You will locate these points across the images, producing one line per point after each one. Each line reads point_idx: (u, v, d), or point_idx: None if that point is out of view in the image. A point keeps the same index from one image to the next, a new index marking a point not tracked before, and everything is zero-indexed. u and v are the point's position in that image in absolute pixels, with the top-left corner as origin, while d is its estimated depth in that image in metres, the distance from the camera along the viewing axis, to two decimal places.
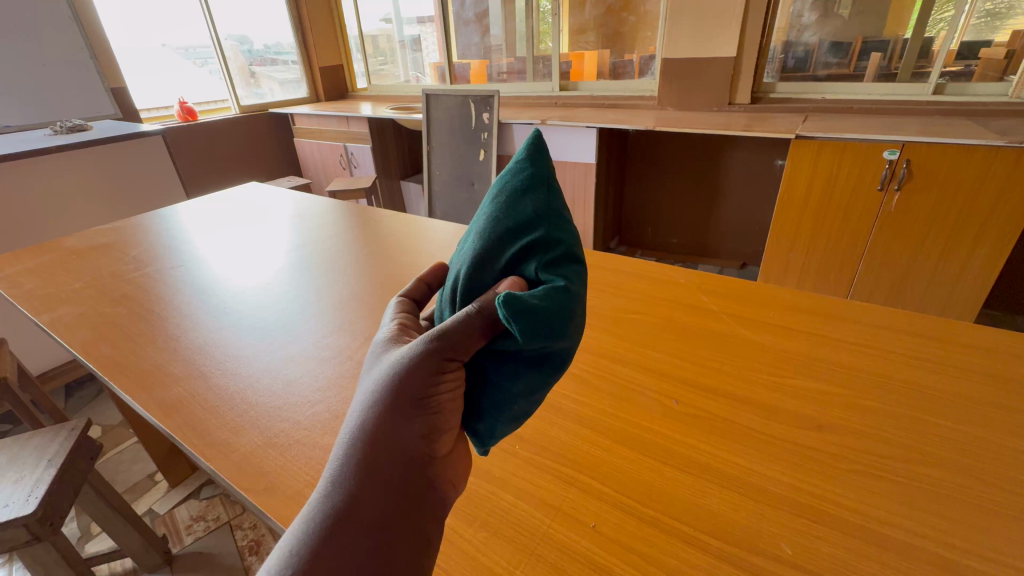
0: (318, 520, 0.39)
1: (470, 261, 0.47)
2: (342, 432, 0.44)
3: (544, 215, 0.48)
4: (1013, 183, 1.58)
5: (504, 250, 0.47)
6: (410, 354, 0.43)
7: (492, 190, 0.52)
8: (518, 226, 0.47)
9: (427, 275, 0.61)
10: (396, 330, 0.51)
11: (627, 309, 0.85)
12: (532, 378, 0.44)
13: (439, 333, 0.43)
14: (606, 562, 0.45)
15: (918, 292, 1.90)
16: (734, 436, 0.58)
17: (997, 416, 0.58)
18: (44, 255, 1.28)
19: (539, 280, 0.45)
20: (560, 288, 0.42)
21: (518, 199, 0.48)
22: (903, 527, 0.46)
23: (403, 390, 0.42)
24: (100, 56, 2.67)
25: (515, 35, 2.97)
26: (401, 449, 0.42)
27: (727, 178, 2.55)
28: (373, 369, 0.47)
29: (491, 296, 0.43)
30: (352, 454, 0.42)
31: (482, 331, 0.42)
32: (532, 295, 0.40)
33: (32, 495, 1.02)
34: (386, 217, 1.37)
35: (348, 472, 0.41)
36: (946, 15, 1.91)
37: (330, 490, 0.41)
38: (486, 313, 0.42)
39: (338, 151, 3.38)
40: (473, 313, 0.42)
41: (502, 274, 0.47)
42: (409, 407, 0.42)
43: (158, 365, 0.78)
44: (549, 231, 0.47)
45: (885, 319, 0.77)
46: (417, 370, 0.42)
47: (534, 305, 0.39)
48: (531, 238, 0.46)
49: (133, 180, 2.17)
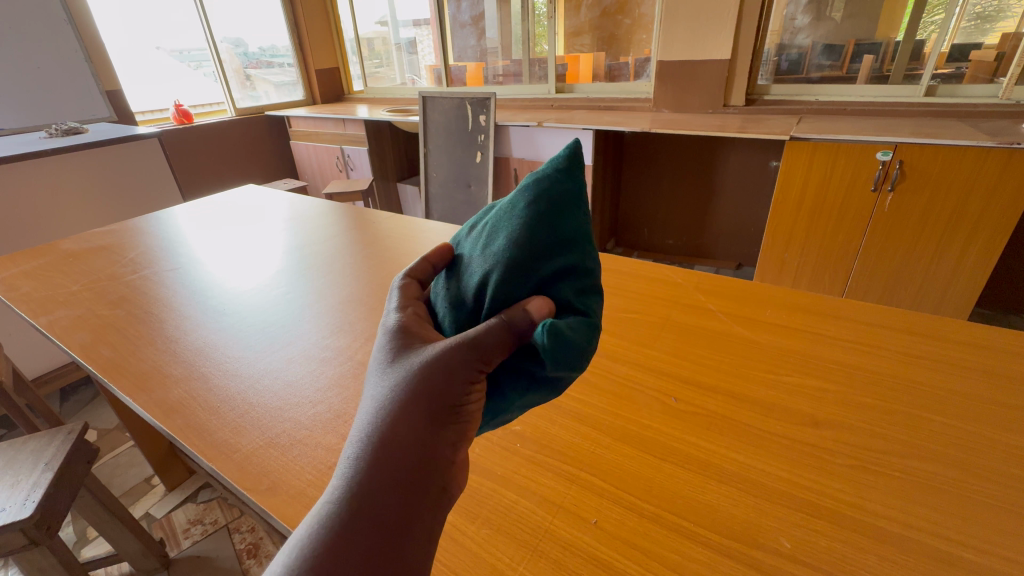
0: (343, 519, 0.38)
1: (508, 268, 0.48)
2: (361, 427, 0.44)
3: (579, 242, 0.50)
4: (1004, 182, 1.60)
5: (540, 267, 0.48)
6: (441, 356, 0.44)
7: (527, 194, 0.52)
8: (553, 245, 0.49)
9: (434, 256, 0.58)
10: (407, 321, 0.51)
11: (625, 309, 0.85)
12: (538, 395, 0.48)
13: (474, 341, 0.44)
14: (610, 559, 0.45)
15: (912, 291, 1.92)
16: (732, 434, 0.58)
17: (992, 412, 0.58)
18: (40, 258, 1.27)
19: (570, 305, 0.48)
20: (589, 321, 0.47)
21: (559, 218, 0.50)
22: (897, 520, 0.47)
23: (434, 394, 0.43)
24: (94, 59, 2.67)
25: (511, 38, 2.99)
26: (426, 451, 0.42)
27: (722, 180, 2.57)
28: (393, 364, 0.46)
29: (522, 311, 0.45)
30: (377, 452, 0.41)
31: (513, 343, 0.45)
32: (571, 328, 0.44)
33: (29, 499, 1.01)
34: (385, 218, 1.38)
35: (372, 471, 0.40)
36: (936, 17, 1.93)
37: (354, 488, 0.40)
38: (516, 327, 0.44)
39: (334, 154, 3.38)
40: (505, 326, 0.44)
41: (534, 291, 0.48)
42: (438, 411, 0.43)
43: (157, 366, 0.78)
44: (583, 259, 0.50)
45: (881, 318, 0.78)
46: (452, 375, 0.43)
47: (572, 339, 0.43)
48: (567, 263, 0.49)
49: (128, 182, 2.16)
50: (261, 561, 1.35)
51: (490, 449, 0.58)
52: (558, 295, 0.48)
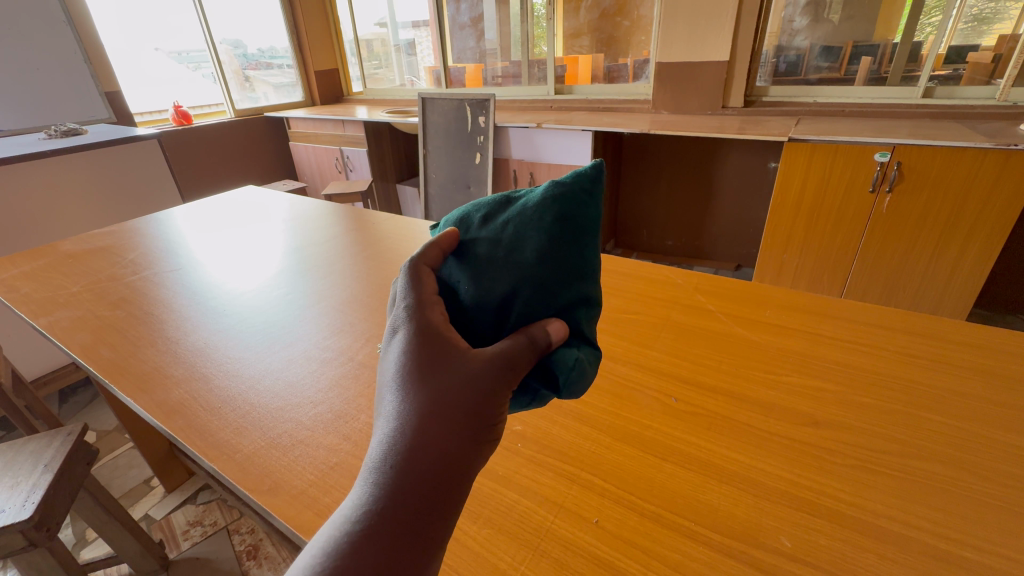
0: (378, 527, 0.38)
1: (536, 290, 0.49)
2: (395, 431, 0.42)
3: (594, 269, 0.53)
4: (1002, 182, 1.61)
5: (563, 291, 0.50)
6: (483, 372, 0.44)
7: (555, 208, 0.51)
8: (577, 272, 0.51)
9: (446, 241, 0.53)
10: (437, 317, 0.48)
11: (626, 310, 0.86)
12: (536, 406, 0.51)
13: (508, 360, 0.45)
14: (612, 559, 0.45)
15: (909, 292, 1.93)
16: (733, 433, 0.58)
17: (992, 412, 0.59)
18: (40, 259, 1.27)
19: (580, 329, 0.51)
20: (595, 351, 0.52)
21: (582, 245, 0.52)
22: (895, 518, 0.48)
23: (473, 408, 0.43)
24: (94, 61, 2.67)
25: (510, 40, 3.00)
26: (460, 463, 0.42)
27: (721, 181, 2.58)
28: (427, 364, 0.45)
29: (544, 331, 0.48)
30: (412, 462, 0.41)
31: (537, 360, 0.47)
32: (585, 358, 0.49)
33: (29, 499, 1.01)
34: (384, 219, 1.38)
35: (406, 478, 0.40)
36: (933, 19, 1.94)
37: (388, 496, 0.40)
38: (538, 344, 0.47)
39: (334, 155, 3.39)
40: (531, 346, 0.46)
41: (555, 312, 0.50)
42: (474, 426, 0.43)
43: (157, 367, 0.78)
44: (595, 287, 0.53)
45: (879, 318, 0.78)
46: (489, 391, 0.44)
47: (586, 371, 0.49)
48: (586, 291, 0.52)
49: (127, 183, 2.16)
50: (260, 563, 1.35)
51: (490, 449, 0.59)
52: (575, 321, 0.51)
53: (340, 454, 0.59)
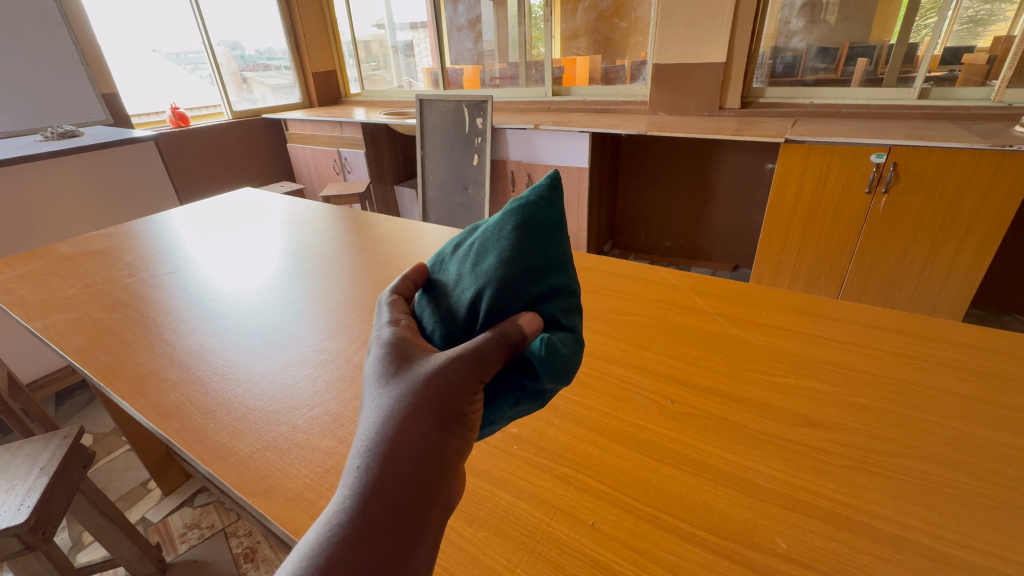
0: (346, 527, 0.38)
1: (499, 288, 0.48)
2: (367, 435, 0.43)
3: (564, 262, 0.52)
4: (998, 182, 1.61)
5: (530, 287, 0.49)
6: (450, 366, 0.44)
7: (514, 218, 0.52)
8: (545, 266, 0.50)
9: (414, 273, 0.58)
10: (404, 333, 0.51)
11: (623, 311, 0.86)
12: (527, 406, 0.49)
13: (473, 351, 0.44)
14: (608, 561, 0.45)
15: (906, 292, 1.93)
16: (730, 435, 0.58)
17: (989, 412, 0.59)
18: (37, 261, 1.27)
19: (558, 322, 0.49)
20: (576, 338, 0.49)
21: (546, 241, 0.51)
22: (892, 518, 0.48)
23: (443, 402, 0.43)
24: (90, 62, 2.67)
25: (508, 41, 3.00)
26: (433, 457, 0.42)
27: (718, 183, 2.59)
28: (397, 372, 0.46)
29: (515, 324, 0.46)
30: (382, 460, 0.41)
31: (509, 356, 0.46)
32: (562, 342, 0.47)
33: (24, 503, 1.01)
34: (381, 221, 1.38)
35: (376, 477, 0.40)
36: (929, 21, 1.95)
37: (357, 496, 0.39)
38: (510, 339, 0.45)
39: (332, 156, 3.39)
40: (501, 337, 0.45)
41: (525, 307, 0.49)
42: (446, 420, 0.43)
43: (154, 371, 0.78)
44: (568, 278, 0.51)
45: (874, 319, 0.79)
46: (456, 385, 0.44)
47: (564, 355, 0.46)
48: (556, 282, 0.50)
49: (124, 185, 2.15)
50: (257, 566, 1.35)
51: (487, 451, 0.59)
52: (548, 311, 0.49)
53: (336, 457, 0.59)
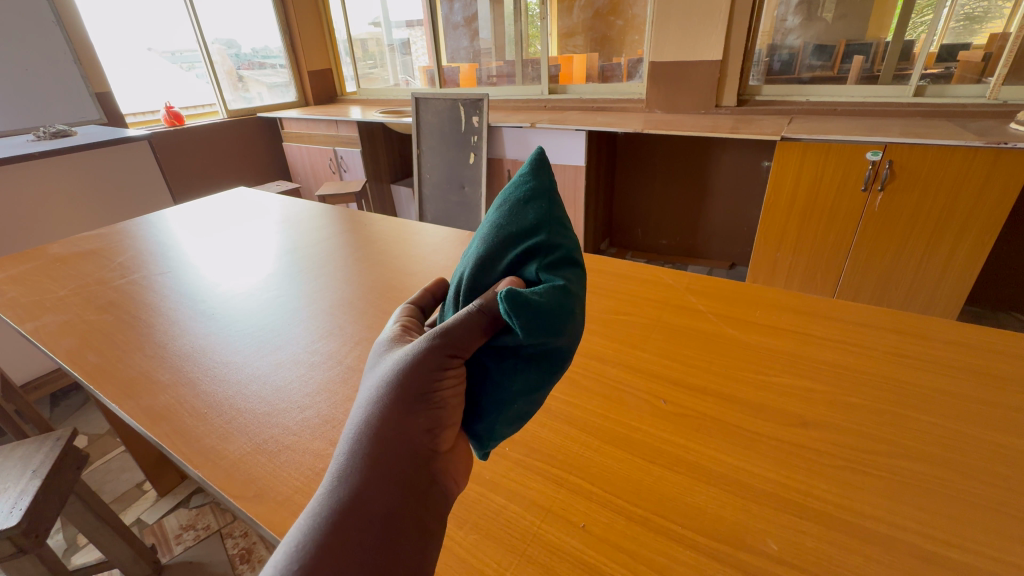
0: (324, 517, 0.39)
1: (474, 262, 0.49)
2: (349, 427, 0.45)
3: (545, 222, 0.49)
4: (993, 180, 1.62)
5: (504, 255, 0.48)
6: (413, 351, 0.44)
7: (496, 201, 0.53)
8: (521, 230, 0.48)
9: (433, 287, 0.61)
10: (399, 332, 0.52)
11: (616, 311, 0.86)
12: (531, 376, 0.45)
13: (441, 331, 0.44)
14: (597, 563, 0.45)
15: (902, 289, 1.93)
16: (719, 434, 0.58)
17: (983, 412, 0.59)
18: (28, 262, 1.26)
19: (540, 279, 0.46)
20: (563, 288, 0.44)
21: (520, 209, 0.49)
22: (883, 519, 0.47)
23: (407, 387, 0.43)
24: (83, 61, 2.65)
25: (504, 39, 2.99)
26: (404, 442, 0.42)
27: (714, 181, 2.59)
28: (377, 366, 0.48)
29: (493, 294, 0.44)
30: (359, 450, 0.42)
31: (488, 331, 0.44)
32: (534, 293, 0.42)
33: (15, 507, 1.00)
34: (378, 221, 1.38)
35: (355, 466, 0.42)
36: (925, 18, 1.96)
37: (336, 485, 0.41)
38: (487, 311, 0.43)
39: (328, 155, 3.37)
40: (476, 310, 0.43)
41: (503, 275, 0.48)
42: (413, 402, 0.43)
43: (145, 373, 0.78)
44: (550, 235, 0.48)
45: (868, 318, 0.78)
46: (423, 367, 0.43)
47: (537, 302, 0.41)
48: (533, 242, 0.47)
49: (118, 185, 2.14)
50: (254, 566, 1.35)
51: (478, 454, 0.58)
52: (528, 273, 0.46)
53: (326, 460, 0.58)
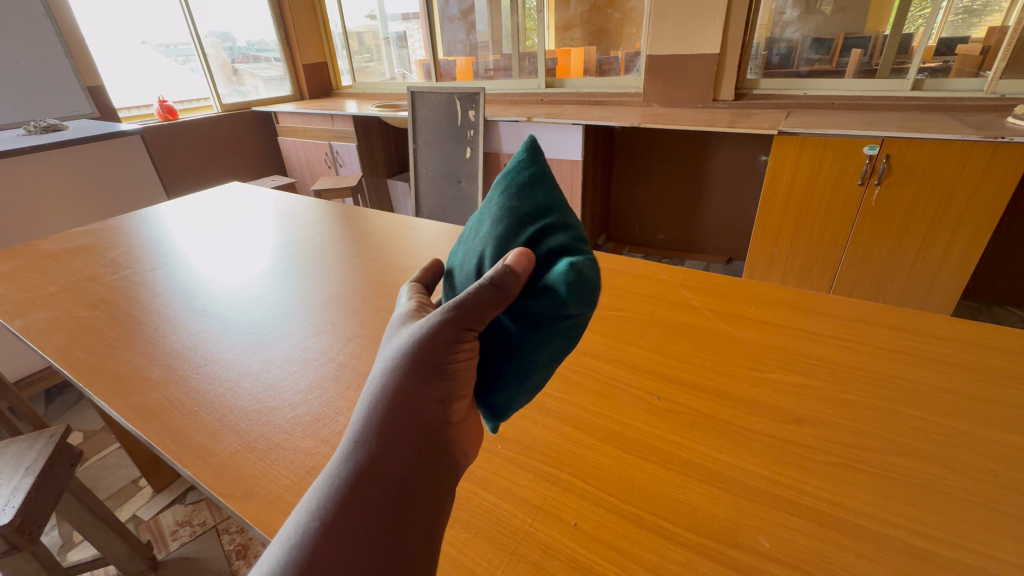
0: (339, 483, 0.41)
1: (491, 244, 0.46)
2: (362, 397, 0.45)
3: (556, 204, 0.48)
4: (990, 175, 1.61)
5: (521, 234, 0.46)
6: (425, 325, 0.42)
7: (498, 185, 0.51)
8: (537, 211, 0.47)
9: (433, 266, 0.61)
10: (416, 305, 0.52)
11: (611, 306, 0.85)
12: (558, 346, 0.44)
13: (454, 304, 0.41)
14: (588, 561, 0.45)
15: (898, 285, 1.93)
16: (714, 432, 0.58)
17: (977, 409, 0.59)
18: (19, 258, 1.25)
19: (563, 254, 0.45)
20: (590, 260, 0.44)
21: (530, 192, 0.48)
22: (876, 517, 0.47)
23: (423, 360, 0.42)
24: (74, 54, 2.61)
25: (501, 32, 2.96)
26: (416, 413, 0.42)
27: (712, 175, 2.58)
28: (391, 340, 0.47)
29: (503, 265, 0.40)
30: (373, 420, 0.43)
31: (501, 303, 0.41)
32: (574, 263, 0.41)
33: (9, 504, 0.99)
34: (373, 216, 1.37)
35: (369, 435, 0.43)
36: (924, 12, 1.94)
37: (351, 453, 0.42)
38: (504, 287, 0.40)
39: (323, 150, 3.35)
40: (487, 285, 0.40)
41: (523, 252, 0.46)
42: (426, 374, 0.42)
43: (135, 370, 0.77)
44: (564, 216, 0.48)
45: (864, 314, 0.78)
46: (436, 340, 0.42)
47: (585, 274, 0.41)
48: (551, 219, 0.47)
49: (110, 180, 2.12)
50: (250, 562, 1.35)
51: None
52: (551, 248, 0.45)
53: (317, 458, 0.58)
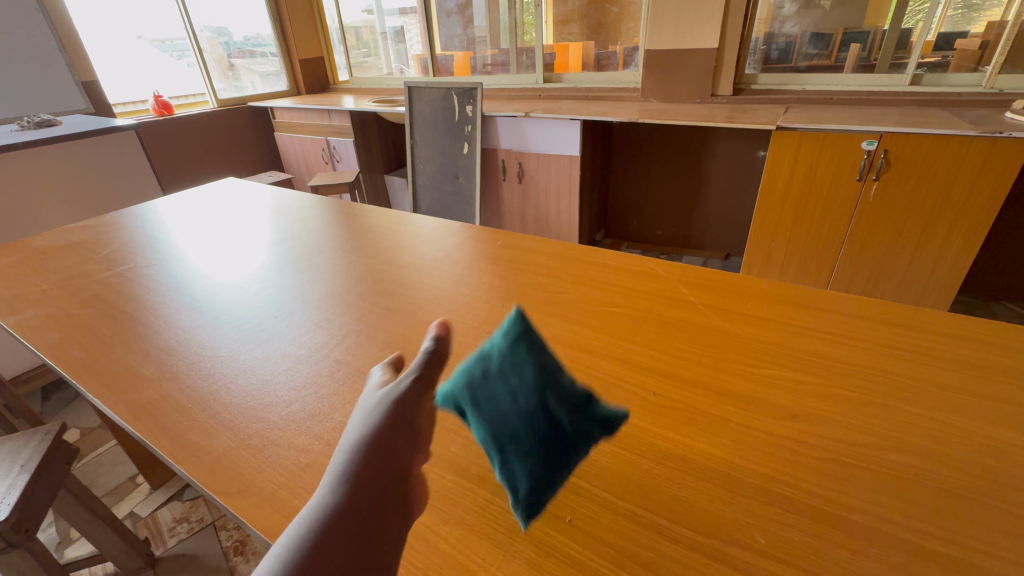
0: (306, 527, 0.36)
1: (559, 373, 0.53)
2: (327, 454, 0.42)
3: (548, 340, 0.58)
4: (987, 170, 1.61)
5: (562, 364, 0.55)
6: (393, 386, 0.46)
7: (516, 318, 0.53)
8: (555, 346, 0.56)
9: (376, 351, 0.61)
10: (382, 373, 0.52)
11: (608, 303, 0.85)
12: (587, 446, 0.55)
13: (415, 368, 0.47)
14: (583, 558, 0.45)
15: (895, 280, 1.94)
16: (713, 430, 0.58)
17: (973, 404, 0.59)
18: (12, 254, 1.24)
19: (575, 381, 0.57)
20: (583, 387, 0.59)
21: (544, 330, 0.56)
22: (872, 513, 0.47)
23: (394, 406, 0.45)
24: (68, 49, 2.59)
25: (498, 26, 2.94)
26: (388, 457, 0.41)
27: (710, 170, 2.57)
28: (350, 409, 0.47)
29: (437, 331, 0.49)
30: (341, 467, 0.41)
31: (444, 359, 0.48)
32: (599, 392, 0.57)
33: (4, 500, 0.99)
34: (370, 212, 1.36)
35: (336, 479, 0.40)
36: (924, 6, 1.93)
37: (317, 502, 0.38)
38: (445, 343, 0.49)
39: (320, 145, 3.33)
40: (433, 344, 0.48)
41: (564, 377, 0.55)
42: (395, 423, 0.43)
43: (129, 367, 0.76)
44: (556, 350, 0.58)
45: (861, 309, 0.78)
46: (403, 396, 0.45)
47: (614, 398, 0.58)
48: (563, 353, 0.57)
49: (104, 176, 2.10)
50: (247, 558, 1.35)
51: (466, 448, 0.57)
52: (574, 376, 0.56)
53: (312, 455, 0.58)
